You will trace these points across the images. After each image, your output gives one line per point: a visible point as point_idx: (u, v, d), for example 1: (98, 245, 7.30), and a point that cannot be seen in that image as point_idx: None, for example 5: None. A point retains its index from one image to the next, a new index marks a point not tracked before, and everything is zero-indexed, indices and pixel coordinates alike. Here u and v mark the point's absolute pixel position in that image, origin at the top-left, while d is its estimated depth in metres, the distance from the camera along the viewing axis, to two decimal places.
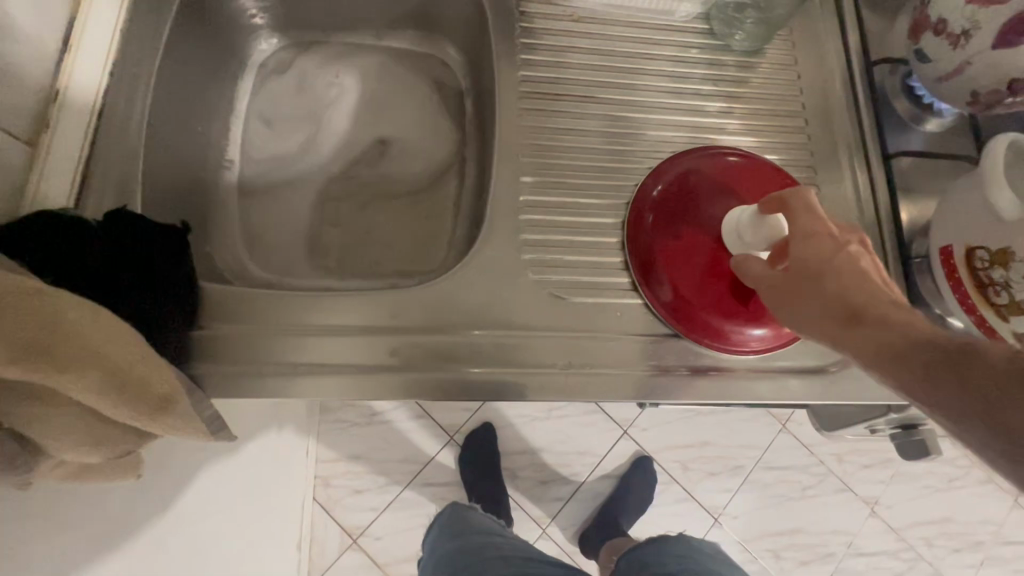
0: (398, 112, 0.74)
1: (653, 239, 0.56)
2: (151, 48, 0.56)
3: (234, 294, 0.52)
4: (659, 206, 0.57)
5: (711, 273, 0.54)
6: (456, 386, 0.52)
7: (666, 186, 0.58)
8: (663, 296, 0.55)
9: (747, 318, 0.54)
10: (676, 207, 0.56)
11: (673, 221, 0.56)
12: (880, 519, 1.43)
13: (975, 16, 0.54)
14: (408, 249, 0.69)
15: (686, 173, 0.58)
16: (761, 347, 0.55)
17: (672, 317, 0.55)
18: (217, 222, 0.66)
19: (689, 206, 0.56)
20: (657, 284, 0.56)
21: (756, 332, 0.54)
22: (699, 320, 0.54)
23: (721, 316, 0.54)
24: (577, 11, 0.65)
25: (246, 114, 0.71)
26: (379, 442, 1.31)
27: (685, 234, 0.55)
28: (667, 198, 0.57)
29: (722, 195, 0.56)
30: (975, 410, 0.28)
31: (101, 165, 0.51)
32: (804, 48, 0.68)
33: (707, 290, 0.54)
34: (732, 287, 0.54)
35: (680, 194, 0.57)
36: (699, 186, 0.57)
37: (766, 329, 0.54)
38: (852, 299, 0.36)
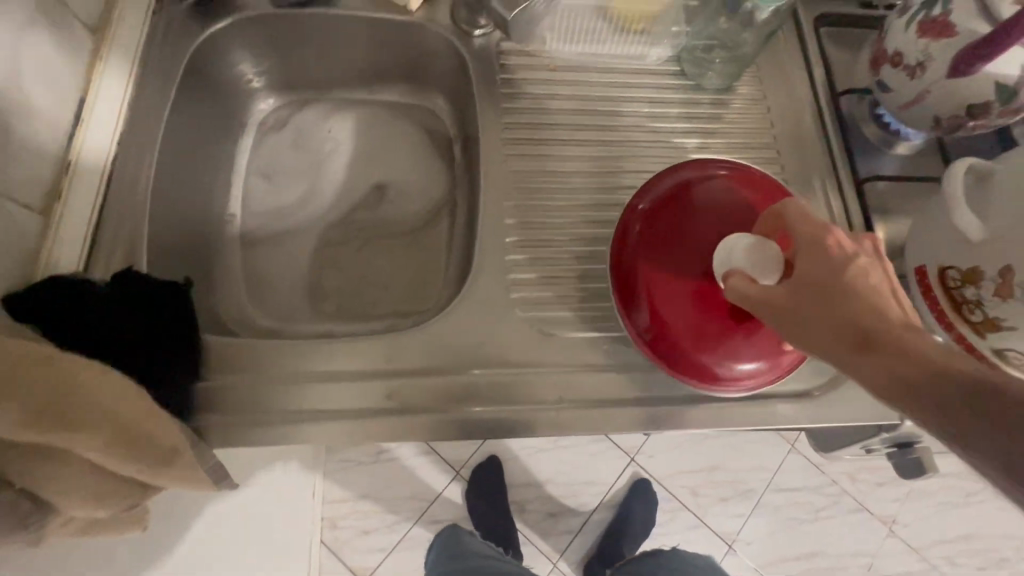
0: (391, 160, 0.78)
1: (640, 259, 0.56)
2: (155, 118, 0.60)
3: (235, 345, 0.54)
4: (650, 227, 0.56)
5: (697, 302, 0.54)
6: (454, 426, 0.54)
7: (659, 208, 0.57)
8: (643, 318, 0.55)
9: (732, 352, 0.53)
10: (666, 230, 0.56)
11: (662, 243, 0.56)
12: (898, 538, 1.40)
13: (927, 50, 0.58)
14: (403, 291, 0.71)
15: (681, 195, 0.57)
16: (751, 381, 0.54)
17: (654, 347, 0.55)
18: (219, 274, 0.69)
19: (679, 230, 0.56)
20: (639, 305, 0.55)
21: (733, 366, 0.53)
22: (681, 352, 0.54)
23: (704, 349, 0.53)
24: (554, 60, 0.69)
25: (246, 170, 0.74)
26: (386, 480, 1.31)
27: (672, 259, 0.55)
28: (659, 220, 0.56)
29: (709, 227, 0.55)
30: (1004, 453, 0.27)
31: (109, 229, 0.55)
32: (774, 81, 0.71)
33: (690, 317, 0.54)
34: (717, 321, 0.53)
35: (672, 216, 0.56)
36: (692, 211, 0.56)
37: (755, 363, 0.53)
38: (860, 320, 0.37)
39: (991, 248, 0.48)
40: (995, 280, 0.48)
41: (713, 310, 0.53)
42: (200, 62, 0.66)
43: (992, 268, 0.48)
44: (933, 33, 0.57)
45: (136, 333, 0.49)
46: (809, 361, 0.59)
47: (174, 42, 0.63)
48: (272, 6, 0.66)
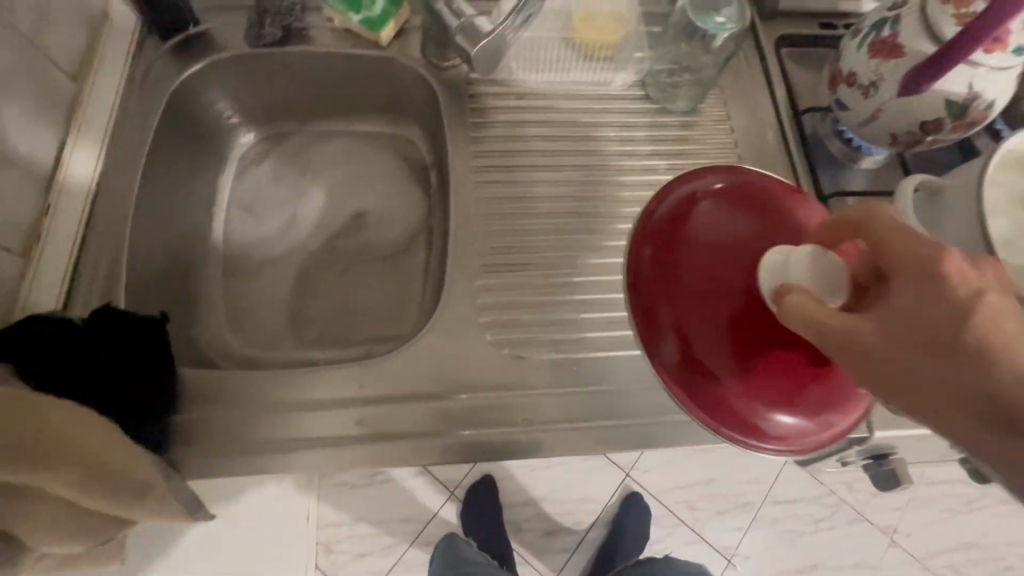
0: (370, 188, 0.79)
1: (667, 277, 0.46)
2: (134, 159, 0.62)
3: (210, 378, 0.55)
4: (682, 239, 0.46)
5: (732, 333, 0.43)
6: (429, 451, 0.55)
7: (692, 216, 0.47)
8: (669, 347, 0.45)
9: (770, 398, 0.42)
10: (700, 243, 0.46)
11: (695, 258, 0.45)
12: (900, 548, 1.38)
13: (879, 70, 0.60)
14: (382, 316, 0.72)
15: (716, 203, 0.47)
16: (788, 436, 0.43)
17: (678, 385, 0.44)
18: (200, 305, 0.70)
19: (717, 244, 0.45)
20: (664, 332, 0.45)
21: (772, 417, 0.42)
22: (709, 393, 0.43)
23: (739, 392, 0.43)
24: (521, 88, 0.71)
25: (227, 203, 0.76)
26: (381, 502, 1.31)
27: (705, 274, 0.45)
28: (692, 232, 0.46)
29: (738, 241, 0.45)
30: None
31: (88, 269, 0.57)
32: (738, 102, 0.73)
33: (726, 346, 0.43)
34: (755, 357, 0.42)
35: (708, 227, 0.46)
36: (730, 220, 0.46)
37: (794, 416, 0.42)
38: (1004, 386, 0.27)
39: None
40: None
41: (754, 340, 0.42)
42: (180, 103, 0.68)
43: None
44: (883, 53, 0.59)
45: (118, 367, 0.51)
46: None
47: (153, 85, 0.65)
48: (248, 46, 0.69)
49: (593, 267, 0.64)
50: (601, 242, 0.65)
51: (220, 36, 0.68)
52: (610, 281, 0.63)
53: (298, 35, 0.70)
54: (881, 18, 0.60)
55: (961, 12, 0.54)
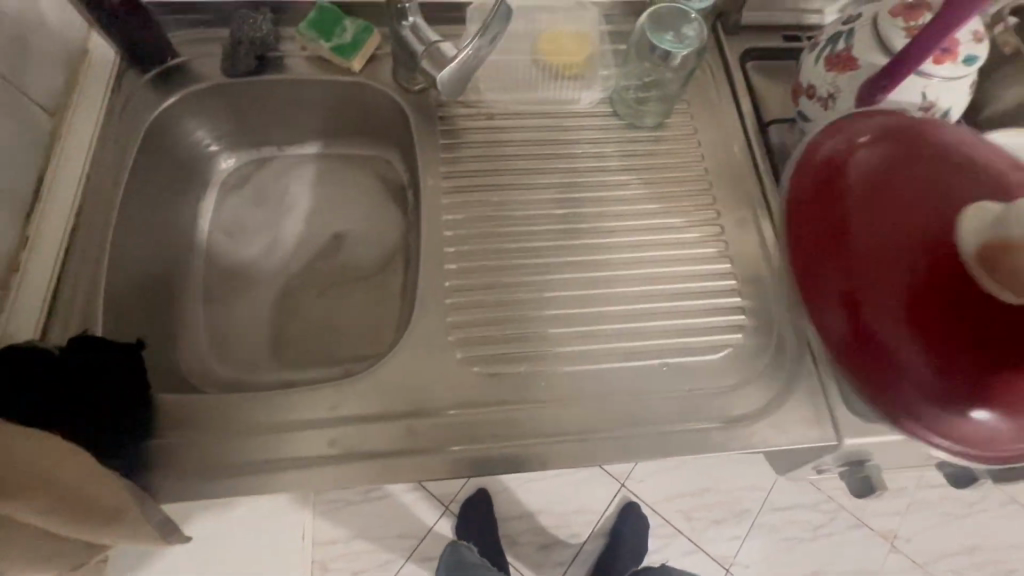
0: (349, 209, 0.81)
1: (821, 241, 0.35)
2: (112, 189, 0.63)
3: (185, 402, 0.56)
4: (839, 190, 0.36)
5: (906, 303, 0.31)
6: (401, 470, 0.55)
7: (854, 160, 0.37)
8: (836, 328, 0.34)
9: (968, 395, 0.30)
10: (856, 196, 0.35)
11: (862, 212, 0.34)
12: (900, 554, 1.36)
13: (836, 83, 0.61)
14: (361, 335, 0.73)
15: (890, 140, 0.37)
16: (980, 446, 0.30)
17: (847, 359, 0.34)
18: (182, 330, 0.71)
19: (890, 191, 0.35)
20: (827, 313, 0.34)
21: (963, 417, 0.30)
22: (884, 375, 0.32)
23: (907, 380, 0.32)
24: (490, 109, 0.73)
25: (209, 228, 0.77)
26: (376, 519, 1.31)
27: (880, 228, 0.33)
28: (852, 182, 0.36)
29: (913, 193, 0.34)
30: None
31: (67, 298, 0.58)
32: (705, 116, 0.74)
33: (902, 322, 0.32)
34: (961, 343, 0.30)
35: (872, 173, 0.36)
36: (919, 163, 0.35)
37: (997, 418, 0.29)
38: None
39: None
40: None
41: (929, 315, 0.31)
42: (160, 132, 0.70)
43: None
44: (838, 66, 0.61)
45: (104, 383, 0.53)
46: (748, 385, 0.61)
47: (131, 114, 0.67)
48: (225, 76, 0.70)
49: (561, 283, 0.65)
50: (570, 257, 0.66)
51: (197, 65, 0.70)
52: (579, 296, 0.64)
53: (274, 64, 0.72)
54: (836, 32, 0.61)
55: (908, 24, 0.56)
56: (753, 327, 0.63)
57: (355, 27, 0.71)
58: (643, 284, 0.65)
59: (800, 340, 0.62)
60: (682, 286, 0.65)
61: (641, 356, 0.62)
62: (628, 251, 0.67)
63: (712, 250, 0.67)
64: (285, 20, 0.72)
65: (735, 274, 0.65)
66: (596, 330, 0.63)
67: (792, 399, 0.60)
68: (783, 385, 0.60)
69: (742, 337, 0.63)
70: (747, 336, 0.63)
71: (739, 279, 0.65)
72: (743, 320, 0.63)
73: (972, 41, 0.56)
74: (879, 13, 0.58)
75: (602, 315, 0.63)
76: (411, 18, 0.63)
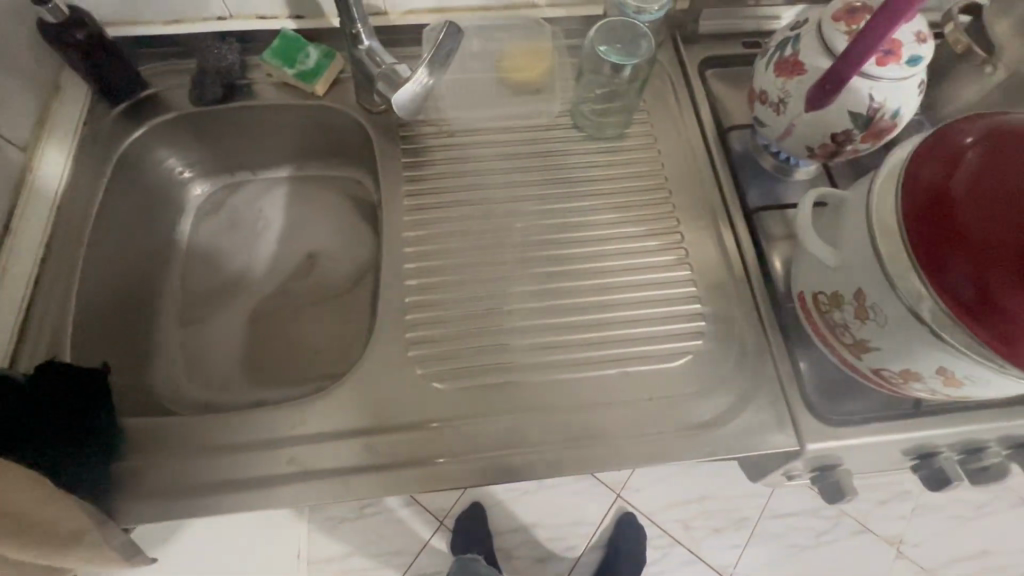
0: (321, 229, 0.82)
1: (943, 227, 0.43)
2: (83, 218, 0.66)
3: (149, 425, 0.58)
4: (946, 190, 0.44)
5: None
6: (360, 486, 0.56)
7: (957, 162, 0.44)
8: (961, 290, 0.42)
9: None
10: (968, 183, 0.43)
11: (974, 202, 0.42)
12: (908, 560, 1.31)
13: (784, 87, 0.61)
14: (332, 353, 0.74)
15: (994, 131, 0.44)
16: None
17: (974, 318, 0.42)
18: (156, 352, 0.72)
19: (989, 185, 0.42)
20: (953, 281, 0.42)
21: None
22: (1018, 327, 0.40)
23: None
24: (452, 126, 0.74)
25: (183, 252, 0.79)
26: (371, 536, 1.30)
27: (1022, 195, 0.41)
28: (956, 181, 0.44)
29: None
30: None
31: (35, 326, 0.60)
32: (664, 126, 0.75)
33: None
34: None
35: (980, 168, 0.43)
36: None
37: None
38: None
39: (848, 271, 0.50)
40: (854, 303, 0.50)
41: None
42: (129, 161, 0.72)
43: (849, 292, 0.51)
44: (786, 72, 0.61)
45: (67, 405, 0.54)
46: (709, 392, 0.61)
47: (103, 146, 0.69)
48: (193, 105, 0.73)
49: (521, 296, 0.65)
50: (532, 270, 0.67)
51: (164, 96, 0.72)
52: (538, 308, 0.65)
53: (243, 91, 0.74)
54: (783, 39, 0.61)
55: (850, 28, 0.57)
56: (712, 333, 0.63)
57: (317, 53, 0.73)
58: (602, 294, 0.65)
59: (761, 345, 0.62)
60: (642, 295, 0.65)
61: (602, 366, 0.62)
62: (589, 260, 0.67)
63: (671, 258, 0.67)
64: (252, 49, 0.74)
65: (696, 281, 0.66)
66: (555, 340, 0.63)
67: (753, 404, 0.59)
68: (744, 391, 0.60)
69: (701, 343, 0.63)
70: (706, 342, 0.63)
71: (699, 286, 0.66)
72: (703, 326, 0.64)
73: (915, 41, 0.56)
74: (823, 19, 0.58)
75: (562, 326, 0.64)
76: (365, 42, 0.65)
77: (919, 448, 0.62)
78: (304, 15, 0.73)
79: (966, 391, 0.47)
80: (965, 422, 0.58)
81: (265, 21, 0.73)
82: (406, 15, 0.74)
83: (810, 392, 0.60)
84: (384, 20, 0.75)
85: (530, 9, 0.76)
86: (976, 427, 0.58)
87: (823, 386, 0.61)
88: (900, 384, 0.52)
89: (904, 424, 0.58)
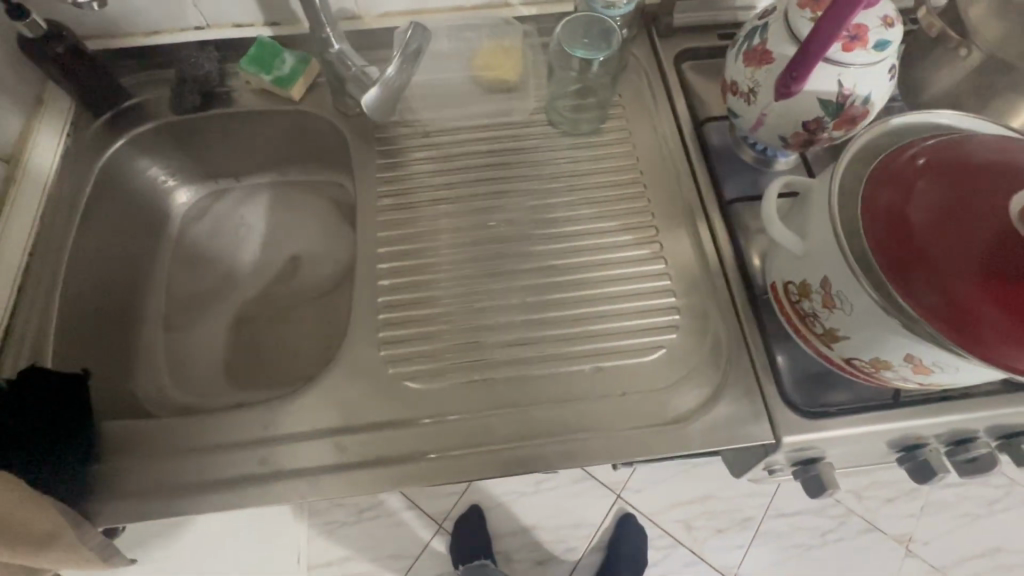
0: (304, 232, 0.84)
1: (902, 244, 0.44)
2: (65, 226, 0.67)
3: (126, 427, 0.59)
4: (904, 214, 0.45)
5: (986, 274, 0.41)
6: (332, 486, 0.56)
7: (911, 188, 0.46)
8: (928, 299, 0.43)
9: None
10: (916, 203, 0.45)
11: (930, 224, 0.44)
12: (918, 559, 1.27)
13: (753, 76, 0.61)
14: (313, 354, 0.75)
15: (933, 155, 0.47)
16: None
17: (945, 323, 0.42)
18: (141, 357, 0.74)
19: (941, 208, 0.44)
20: (919, 292, 0.43)
21: None
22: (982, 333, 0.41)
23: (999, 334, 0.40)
24: (427, 126, 0.74)
25: (170, 259, 0.81)
26: (370, 540, 1.30)
27: (958, 215, 0.44)
28: (911, 206, 0.45)
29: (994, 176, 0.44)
30: None
31: (18, 332, 0.62)
32: (638, 120, 0.75)
33: None
34: None
35: (930, 192, 0.45)
36: (960, 163, 0.46)
37: None
38: None
39: (816, 259, 0.50)
40: (821, 292, 0.50)
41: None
42: (113, 171, 0.74)
43: (816, 280, 0.50)
44: (755, 61, 0.60)
45: (44, 408, 0.55)
46: (683, 385, 0.60)
47: (86, 157, 0.71)
48: (174, 114, 0.74)
49: (494, 292, 0.65)
50: (506, 266, 0.67)
51: (145, 106, 0.74)
52: (511, 304, 0.65)
53: (222, 99, 0.75)
54: (751, 28, 0.61)
55: (815, 15, 0.56)
56: (687, 326, 0.63)
57: (293, 59, 0.74)
58: (576, 290, 0.65)
59: (737, 338, 0.61)
60: (618, 289, 0.65)
61: (575, 361, 0.62)
62: (565, 255, 0.67)
63: (646, 252, 0.67)
64: (230, 57, 0.76)
65: (672, 274, 0.66)
66: (529, 337, 0.63)
67: (727, 398, 0.59)
68: (719, 384, 0.60)
69: (676, 336, 0.62)
70: (681, 335, 0.62)
71: (675, 279, 0.65)
72: (677, 319, 0.63)
73: (882, 25, 0.55)
74: (789, 7, 0.58)
75: (535, 322, 0.64)
76: (335, 46, 0.66)
77: (903, 440, 0.61)
78: (279, 22, 0.74)
79: (937, 378, 0.47)
80: (947, 413, 0.56)
81: (242, 29, 0.74)
82: (380, 18, 0.76)
83: (787, 383, 0.59)
84: (359, 24, 0.76)
85: (503, 9, 0.77)
86: (958, 416, 0.57)
87: (802, 378, 0.59)
88: (874, 374, 0.51)
89: (885, 414, 0.57)
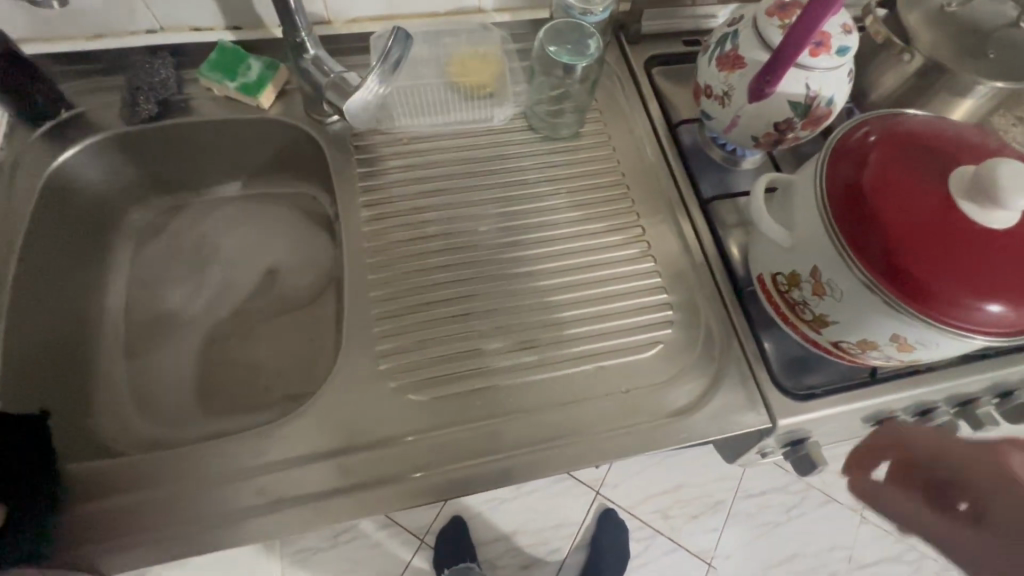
0: (274, 245, 0.79)
1: (859, 214, 0.48)
2: (8, 250, 0.61)
3: (97, 469, 0.53)
4: (860, 186, 0.49)
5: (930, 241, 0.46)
6: (335, 510, 0.53)
7: (865, 162, 0.50)
8: (876, 263, 0.47)
9: (982, 293, 0.45)
10: (874, 177, 0.49)
11: (882, 195, 0.48)
12: (870, 524, 1.37)
13: (728, 80, 0.64)
14: (295, 372, 0.70)
15: (885, 133, 0.51)
16: (977, 328, 0.45)
17: (891, 285, 0.47)
18: (102, 390, 0.67)
19: (893, 181, 0.48)
20: (870, 257, 0.48)
21: (984, 309, 0.45)
22: (922, 295, 0.46)
23: (938, 293, 0.45)
24: (406, 133, 0.73)
25: (126, 282, 0.75)
26: (347, 563, 1.24)
27: (909, 189, 0.48)
28: (867, 179, 0.49)
29: (938, 156, 0.49)
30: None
31: None
32: (614, 124, 0.77)
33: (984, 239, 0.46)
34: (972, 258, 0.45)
35: (883, 164, 0.49)
36: (908, 142, 0.50)
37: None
38: None
39: (804, 250, 0.53)
40: (810, 280, 0.54)
41: (961, 238, 0.45)
42: (59, 188, 0.67)
43: (806, 270, 0.54)
44: (728, 65, 0.63)
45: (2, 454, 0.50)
46: (682, 379, 0.62)
47: (26, 172, 0.64)
48: (126, 124, 0.68)
49: (488, 298, 0.65)
50: (496, 273, 0.66)
51: (91, 116, 0.68)
52: (506, 309, 0.64)
53: (180, 106, 0.70)
54: (722, 35, 0.64)
55: (784, 22, 0.59)
56: (679, 321, 0.65)
57: (259, 64, 0.70)
58: (567, 293, 0.66)
59: (727, 330, 0.64)
60: (610, 290, 0.66)
61: (574, 362, 0.62)
62: (552, 259, 0.68)
63: (635, 251, 0.69)
64: (187, 62, 0.71)
65: (662, 271, 0.67)
66: (528, 341, 0.63)
67: (723, 388, 0.61)
68: (715, 375, 0.62)
69: (669, 331, 0.64)
70: (675, 330, 0.64)
71: (665, 277, 0.67)
72: (670, 315, 0.65)
73: (842, 32, 0.60)
74: (758, 14, 0.61)
75: (533, 326, 0.64)
76: (311, 51, 0.64)
77: (878, 414, 0.66)
78: (241, 26, 0.71)
79: (917, 355, 0.51)
80: (916, 387, 0.62)
81: (200, 33, 0.70)
82: (350, 23, 0.74)
83: (777, 371, 0.62)
84: (328, 29, 0.73)
85: (476, 15, 0.77)
86: (924, 388, 0.62)
87: (788, 363, 0.63)
88: (858, 354, 0.55)
89: (864, 392, 0.61)
